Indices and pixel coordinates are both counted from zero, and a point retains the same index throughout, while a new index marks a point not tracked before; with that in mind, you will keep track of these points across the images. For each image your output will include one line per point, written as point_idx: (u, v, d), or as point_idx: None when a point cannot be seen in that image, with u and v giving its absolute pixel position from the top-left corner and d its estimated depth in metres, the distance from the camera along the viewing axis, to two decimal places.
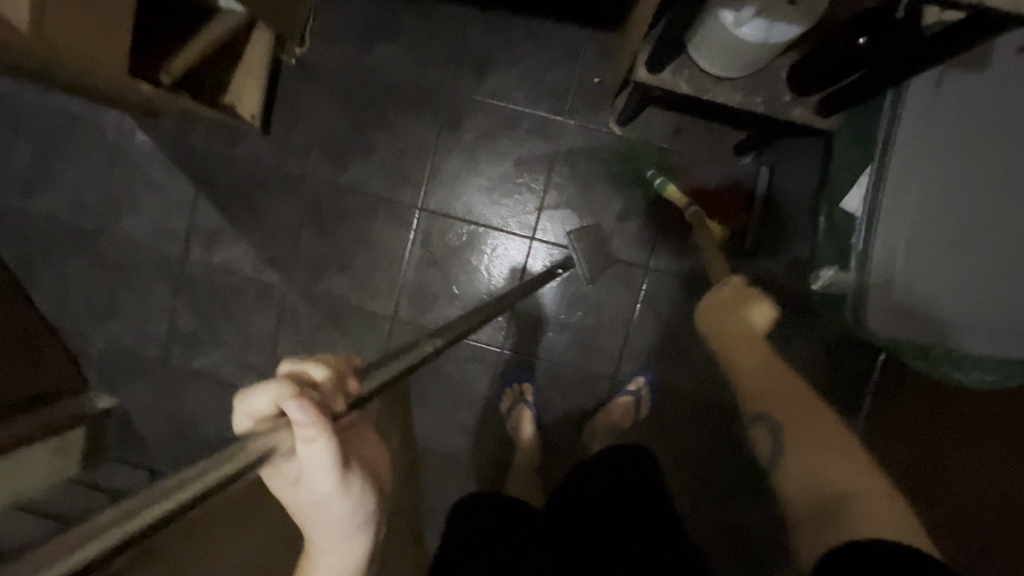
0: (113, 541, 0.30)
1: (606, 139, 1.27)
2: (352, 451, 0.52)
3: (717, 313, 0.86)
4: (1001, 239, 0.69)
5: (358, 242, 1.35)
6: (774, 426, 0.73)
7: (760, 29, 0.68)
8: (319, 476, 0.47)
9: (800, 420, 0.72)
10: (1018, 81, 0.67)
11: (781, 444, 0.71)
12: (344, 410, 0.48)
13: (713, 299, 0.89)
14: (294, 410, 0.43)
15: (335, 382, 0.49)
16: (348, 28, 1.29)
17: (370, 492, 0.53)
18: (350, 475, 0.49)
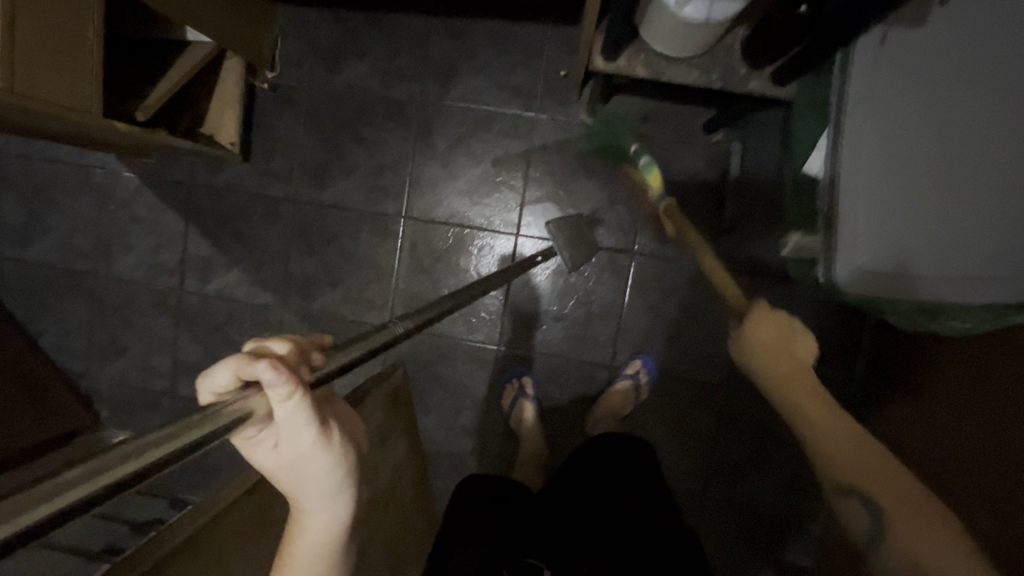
0: (88, 490, 0.32)
1: (578, 131, 1.29)
2: (325, 409, 0.54)
3: (764, 347, 0.75)
4: (956, 191, 0.72)
5: (346, 257, 1.38)
6: (871, 506, 0.64)
7: (702, 7, 0.69)
8: (298, 433, 0.50)
9: (890, 490, 0.64)
10: (953, 35, 0.70)
11: (884, 528, 0.63)
12: (311, 378, 0.50)
13: (752, 335, 0.76)
14: (265, 371, 0.44)
15: (302, 351, 0.51)
16: (314, 51, 1.32)
17: (348, 449, 0.55)
18: (327, 433, 0.52)
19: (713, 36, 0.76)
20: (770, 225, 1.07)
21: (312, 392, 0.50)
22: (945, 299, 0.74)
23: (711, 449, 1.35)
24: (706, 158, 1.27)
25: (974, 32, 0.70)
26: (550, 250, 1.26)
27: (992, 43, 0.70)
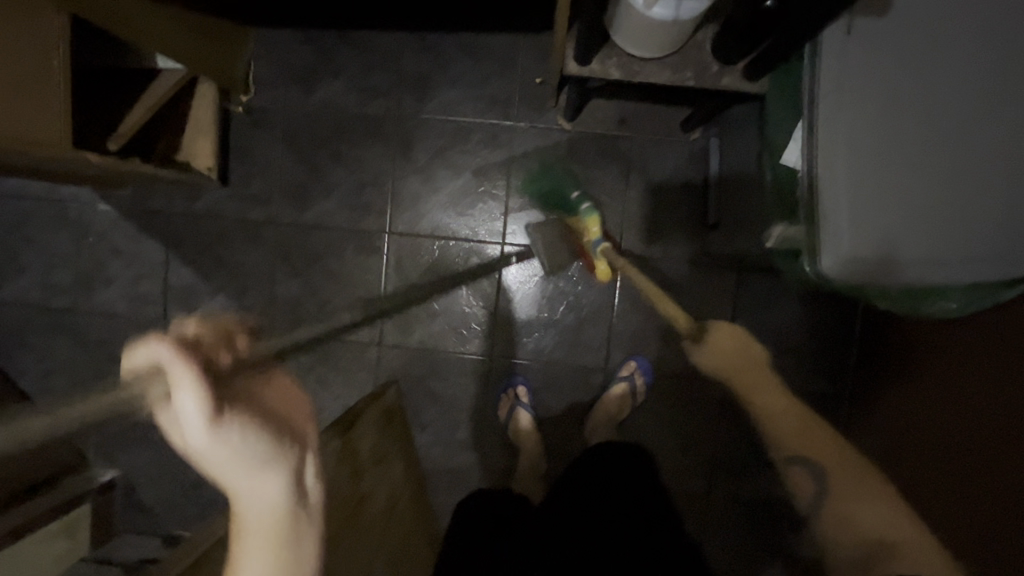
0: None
1: (557, 136, 1.29)
2: (241, 402, 0.47)
3: (724, 357, 0.88)
4: (929, 175, 0.73)
5: (332, 276, 1.37)
6: (815, 472, 0.81)
7: (670, 7, 0.69)
8: (190, 429, 0.42)
9: (834, 462, 0.81)
10: (915, 22, 0.71)
11: (826, 489, 0.79)
12: (224, 362, 0.46)
13: (712, 348, 0.88)
14: (155, 348, 0.41)
15: (223, 332, 0.47)
16: (288, 71, 1.31)
17: (260, 443, 0.47)
18: (228, 424, 0.45)
19: (684, 34, 0.77)
20: (753, 217, 1.07)
21: (217, 374, 0.45)
22: (927, 283, 0.75)
23: (712, 447, 1.35)
24: (686, 156, 1.28)
25: (934, 18, 0.71)
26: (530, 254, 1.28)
27: (951, 29, 0.71)
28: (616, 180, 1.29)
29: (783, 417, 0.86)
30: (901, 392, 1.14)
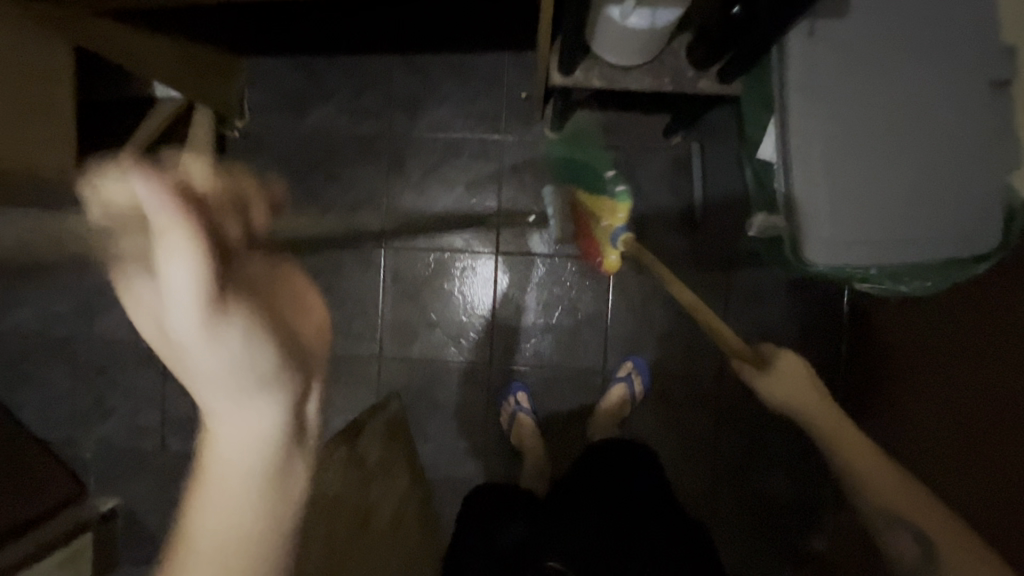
0: None
1: (544, 148, 1.34)
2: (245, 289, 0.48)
3: (789, 387, 0.97)
4: (897, 163, 0.77)
5: (330, 293, 1.39)
6: (919, 537, 0.80)
7: (645, 17, 0.74)
8: (178, 296, 0.44)
9: (940, 529, 0.79)
10: (871, 23, 0.77)
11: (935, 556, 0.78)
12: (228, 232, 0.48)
13: (777, 377, 0.98)
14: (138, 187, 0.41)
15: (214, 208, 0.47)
16: (281, 97, 1.36)
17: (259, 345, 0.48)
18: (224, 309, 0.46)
19: (659, 42, 0.82)
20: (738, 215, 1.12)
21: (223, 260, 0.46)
22: (910, 261, 0.78)
23: (714, 443, 1.37)
24: (670, 161, 1.33)
25: (889, 19, 0.77)
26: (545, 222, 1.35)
27: (904, 27, 0.77)
28: None
29: (880, 476, 0.85)
30: (901, 372, 1.18)
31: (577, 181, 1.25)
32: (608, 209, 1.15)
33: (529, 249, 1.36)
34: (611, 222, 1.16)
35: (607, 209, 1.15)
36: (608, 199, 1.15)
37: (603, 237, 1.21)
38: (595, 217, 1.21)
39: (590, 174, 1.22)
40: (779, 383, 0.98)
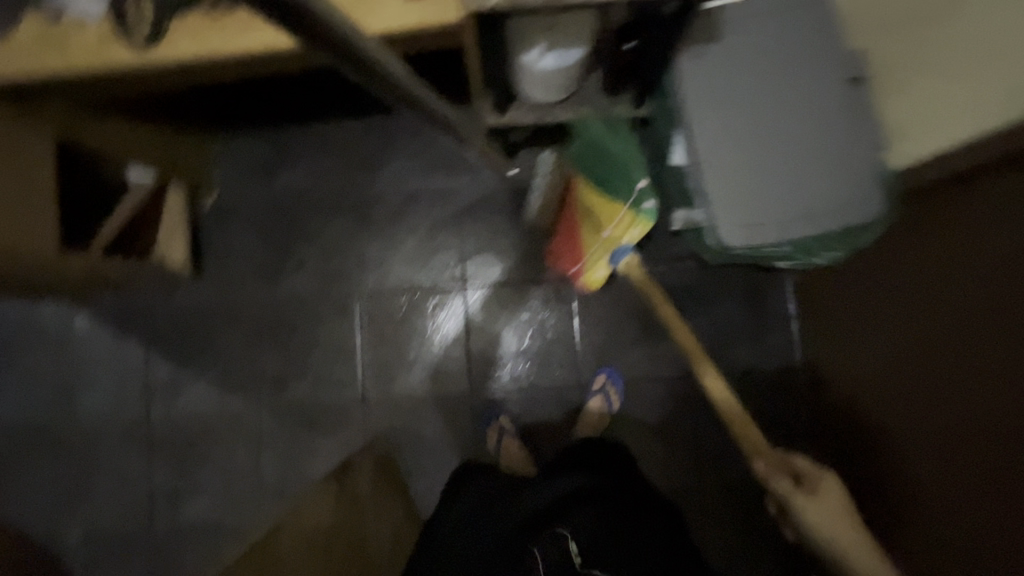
0: None
1: (497, 186, 1.46)
2: None
3: (827, 510, 0.90)
4: (786, 154, 0.90)
5: (309, 345, 1.44)
6: None
7: (554, 58, 0.87)
8: None
9: None
10: (744, 43, 0.92)
11: None
12: None
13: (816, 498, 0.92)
14: None
15: None
16: (249, 167, 1.46)
17: None
18: None
19: (576, 76, 0.95)
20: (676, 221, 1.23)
21: None
22: (817, 233, 0.90)
23: (691, 441, 1.42)
24: None
25: (757, 39, 0.92)
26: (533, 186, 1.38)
27: (772, 42, 0.92)
28: None
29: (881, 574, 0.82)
30: (834, 350, 1.25)
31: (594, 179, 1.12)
32: (625, 225, 1.05)
33: (494, 279, 1.45)
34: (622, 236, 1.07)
35: (624, 225, 1.05)
36: (629, 212, 1.04)
37: (592, 253, 1.21)
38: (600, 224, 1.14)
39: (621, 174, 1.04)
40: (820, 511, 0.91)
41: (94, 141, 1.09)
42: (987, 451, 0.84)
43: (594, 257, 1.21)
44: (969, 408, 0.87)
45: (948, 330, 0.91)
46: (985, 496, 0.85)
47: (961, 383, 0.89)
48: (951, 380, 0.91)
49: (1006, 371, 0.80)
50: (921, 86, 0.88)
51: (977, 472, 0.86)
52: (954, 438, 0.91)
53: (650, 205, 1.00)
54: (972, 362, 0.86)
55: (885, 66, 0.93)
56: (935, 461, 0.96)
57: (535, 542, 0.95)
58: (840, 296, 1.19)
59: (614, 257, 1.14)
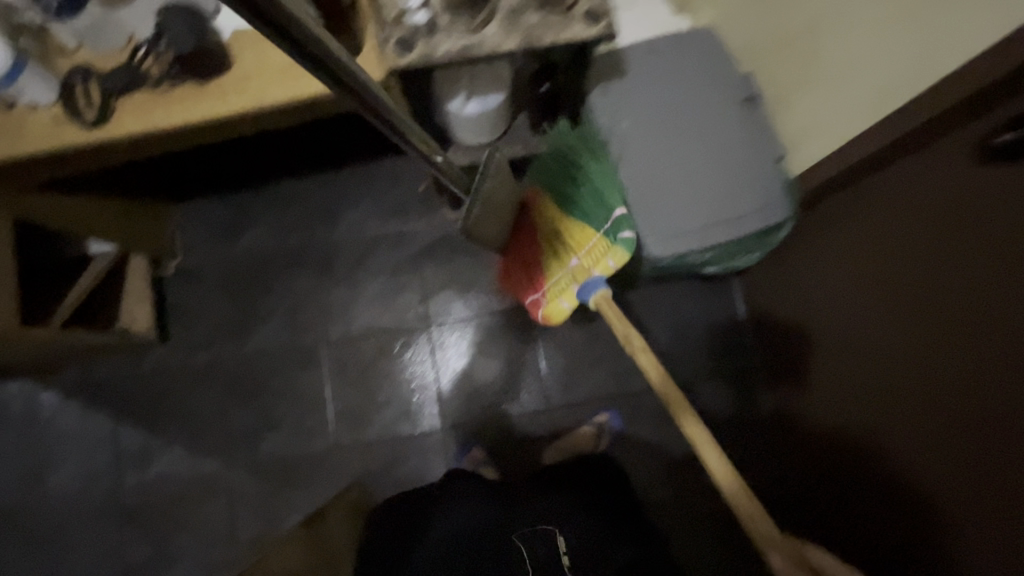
0: None
1: (452, 225, 1.51)
2: None
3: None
4: (698, 167, 0.99)
5: (279, 398, 1.46)
6: None
7: (478, 103, 0.95)
8: None
9: None
10: (647, 77, 1.03)
11: None
12: None
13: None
14: None
15: None
16: (209, 231, 1.50)
17: None
18: None
19: (504, 117, 1.04)
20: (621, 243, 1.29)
21: None
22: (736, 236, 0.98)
23: (665, 454, 1.44)
24: None
25: (658, 71, 1.03)
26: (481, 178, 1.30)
27: (670, 74, 1.03)
28: None
29: None
30: (787, 339, 1.24)
31: (566, 204, 1.09)
32: (601, 254, 1.03)
33: (456, 316, 1.49)
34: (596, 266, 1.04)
35: (601, 253, 1.03)
36: (605, 242, 1.02)
37: (557, 284, 1.12)
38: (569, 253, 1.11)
39: (597, 200, 1.04)
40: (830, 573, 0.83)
41: (54, 215, 1.15)
42: (958, 429, 0.80)
43: (558, 289, 1.11)
44: (932, 383, 0.83)
45: (897, 304, 0.88)
46: (964, 481, 0.79)
47: (917, 357, 0.85)
48: (909, 357, 0.87)
49: (965, 337, 0.76)
50: (811, 98, 0.97)
51: (954, 455, 0.81)
52: (921, 419, 0.86)
53: (628, 236, 0.97)
54: (925, 335, 0.83)
55: (783, 82, 1.02)
56: (905, 447, 0.91)
57: (522, 539, 0.99)
58: (782, 281, 1.21)
59: (584, 292, 1.05)
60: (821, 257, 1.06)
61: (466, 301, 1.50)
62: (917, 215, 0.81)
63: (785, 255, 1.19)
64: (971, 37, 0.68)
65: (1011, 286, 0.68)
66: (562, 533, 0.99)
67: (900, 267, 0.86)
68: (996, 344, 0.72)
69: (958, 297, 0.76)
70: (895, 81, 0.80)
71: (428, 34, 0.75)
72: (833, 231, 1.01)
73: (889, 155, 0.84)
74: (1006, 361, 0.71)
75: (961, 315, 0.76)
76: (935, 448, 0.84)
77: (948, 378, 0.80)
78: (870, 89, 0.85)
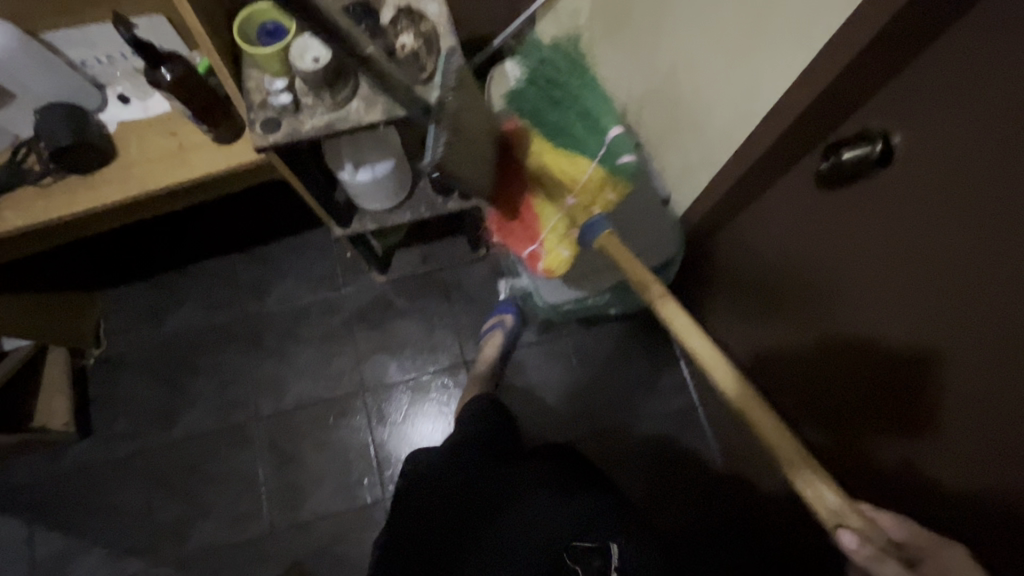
0: None
1: (381, 288, 1.52)
2: None
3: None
4: None
5: (209, 483, 1.39)
6: None
7: (367, 170, 1.00)
8: None
9: None
10: None
11: None
12: None
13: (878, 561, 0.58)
14: None
15: None
16: (135, 316, 1.48)
17: None
18: None
19: (404, 178, 1.07)
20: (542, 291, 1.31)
21: None
22: None
23: None
24: (489, 267, 1.53)
25: None
26: (364, 186, 1.03)
27: None
28: (442, 303, 1.51)
29: None
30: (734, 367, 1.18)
31: (548, 132, 0.88)
32: (599, 187, 0.84)
33: (391, 378, 1.46)
34: (595, 205, 0.86)
35: (599, 185, 0.84)
36: (604, 171, 0.83)
37: (551, 232, 0.92)
38: (559, 187, 0.88)
39: (582, 121, 0.87)
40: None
41: None
42: (973, 400, 0.63)
43: (553, 240, 0.92)
44: (928, 358, 0.68)
45: (858, 289, 0.77)
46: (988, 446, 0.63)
47: (895, 316, 0.72)
48: (892, 339, 0.73)
49: (920, 268, 0.65)
50: (679, 141, 1.04)
51: (972, 424, 0.64)
52: (929, 406, 0.70)
53: (627, 160, 0.84)
54: (898, 304, 0.71)
55: (659, 127, 1.09)
56: (926, 448, 0.73)
57: (568, 553, 0.93)
58: (738, 323, 1.15)
59: (587, 234, 0.88)
60: (773, 277, 0.98)
61: (401, 364, 1.47)
62: (837, 201, 0.75)
63: (733, 293, 1.15)
64: (779, 77, 0.74)
65: (954, 213, 0.59)
66: (614, 542, 0.92)
67: (839, 241, 0.78)
68: (971, 279, 0.59)
69: (910, 250, 0.66)
70: (737, 122, 0.86)
71: (294, 113, 0.79)
72: (772, 247, 0.95)
73: (774, 174, 0.86)
74: (992, 291, 0.57)
75: (921, 268, 0.65)
76: (947, 408, 0.67)
77: (942, 343, 0.65)
78: (721, 127, 0.91)
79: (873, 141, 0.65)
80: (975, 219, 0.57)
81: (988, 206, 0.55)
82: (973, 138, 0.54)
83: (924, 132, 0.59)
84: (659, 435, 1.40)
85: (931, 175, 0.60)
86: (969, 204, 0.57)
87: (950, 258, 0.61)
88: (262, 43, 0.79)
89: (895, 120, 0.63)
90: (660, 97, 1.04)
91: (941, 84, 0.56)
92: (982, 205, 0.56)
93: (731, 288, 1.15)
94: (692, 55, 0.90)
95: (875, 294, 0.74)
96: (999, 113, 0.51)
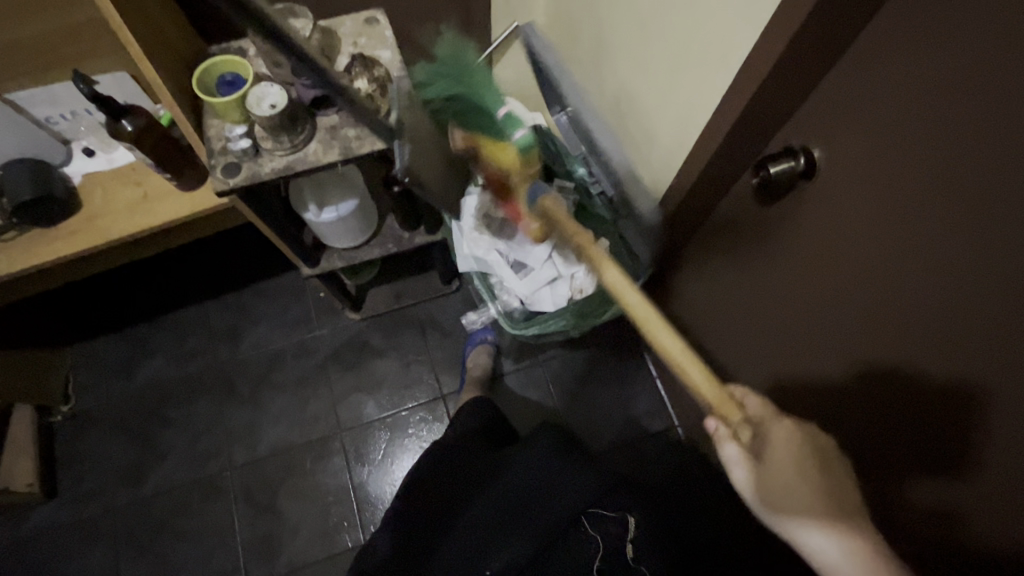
0: None
1: (355, 327, 1.52)
2: None
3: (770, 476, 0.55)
4: None
5: (181, 539, 1.34)
6: None
7: (331, 209, 1.03)
8: None
9: None
10: None
11: None
12: None
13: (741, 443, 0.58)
14: None
15: None
16: (105, 370, 1.46)
17: None
18: None
19: (370, 216, 1.10)
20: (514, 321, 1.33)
21: None
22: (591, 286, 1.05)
23: None
24: (462, 302, 1.55)
25: None
26: (330, 226, 1.06)
27: None
28: (417, 339, 1.52)
29: None
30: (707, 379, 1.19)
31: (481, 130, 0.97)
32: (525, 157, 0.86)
33: (368, 418, 1.45)
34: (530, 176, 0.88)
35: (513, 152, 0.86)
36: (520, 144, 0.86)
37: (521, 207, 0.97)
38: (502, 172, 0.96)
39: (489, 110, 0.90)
40: (761, 481, 0.56)
41: None
42: (935, 364, 0.62)
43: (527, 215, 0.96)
44: (886, 326, 0.67)
45: (814, 270, 0.76)
46: (956, 413, 0.61)
47: (852, 293, 0.71)
48: (903, 355, 0.66)
49: (877, 239, 0.65)
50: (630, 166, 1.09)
51: (935, 391, 0.63)
52: (895, 379, 0.68)
53: None
54: (862, 285, 0.69)
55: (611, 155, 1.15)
56: (948, 481, 0.65)
57: (587, 521, 0.96)
58: (706, 348, 1.15)
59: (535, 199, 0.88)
60: (758, 303, 0.93)
61: (378, 404, 1.46)
62: (795, 200, 0.75)
63: (709, 321, 1.11)
64: (706, 101, 0.79)
65: (942, 196, 0.55)
66: (631, 514, 0.96)
67: (789, 225, 0.78)
68: (960, 256, 0.55)
69: (911, 249, 0.60)
70: (677, 144, 0.90)
71: (254, 157, 0.82)
72: (756, 269, 0.90)
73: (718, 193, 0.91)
74: (991, 268, 0.52)
75: (929, 267, 0.59)
76: (912, 379, 0.65)
77: (963, 356, 0.58)
78: (664, 150, 0.96)
79: (796, 156, 0.70)
80: (919, 187, 0.57)
81: (984, 191, 0.51)
82: (952, 119, 0.52)
83: (889, 129, 0.59)
84: (638, 459, 1.40)
85: (919, 161, 0.56)
86: (967, 187, 0.52)
87: (958, 252, 0.55)
88: (220, 93, 0.83)
89: (815, 135, 0.68)
90: (609, 127, 1.10)
91: (865, 93, 0.60)
92: (982, 187, 0.51)
93: (708, 317, 1.11)
94: (632, 84, 0.96)
95: (831, 274, 0.73)
96: (946, 107, 0.52)
